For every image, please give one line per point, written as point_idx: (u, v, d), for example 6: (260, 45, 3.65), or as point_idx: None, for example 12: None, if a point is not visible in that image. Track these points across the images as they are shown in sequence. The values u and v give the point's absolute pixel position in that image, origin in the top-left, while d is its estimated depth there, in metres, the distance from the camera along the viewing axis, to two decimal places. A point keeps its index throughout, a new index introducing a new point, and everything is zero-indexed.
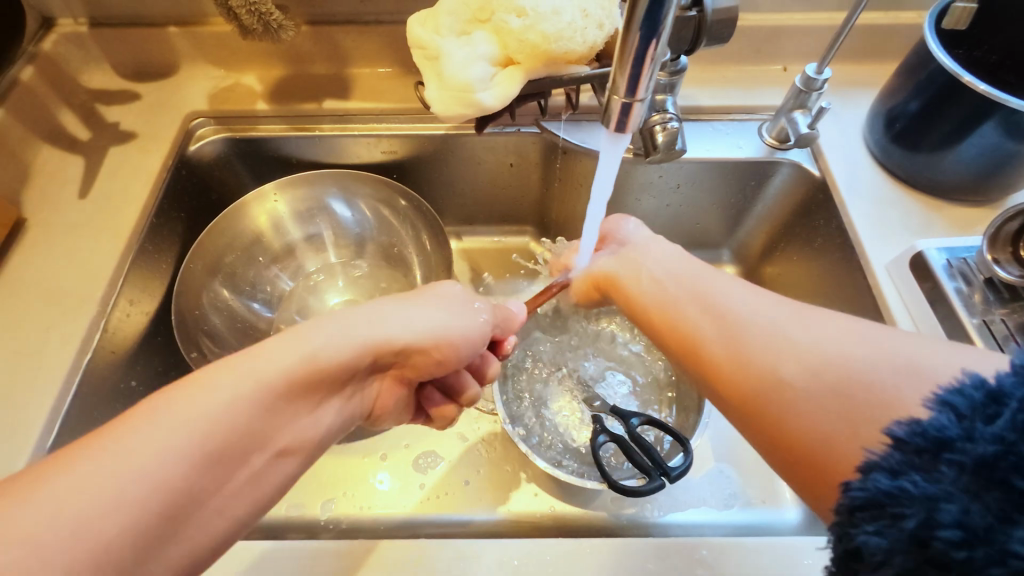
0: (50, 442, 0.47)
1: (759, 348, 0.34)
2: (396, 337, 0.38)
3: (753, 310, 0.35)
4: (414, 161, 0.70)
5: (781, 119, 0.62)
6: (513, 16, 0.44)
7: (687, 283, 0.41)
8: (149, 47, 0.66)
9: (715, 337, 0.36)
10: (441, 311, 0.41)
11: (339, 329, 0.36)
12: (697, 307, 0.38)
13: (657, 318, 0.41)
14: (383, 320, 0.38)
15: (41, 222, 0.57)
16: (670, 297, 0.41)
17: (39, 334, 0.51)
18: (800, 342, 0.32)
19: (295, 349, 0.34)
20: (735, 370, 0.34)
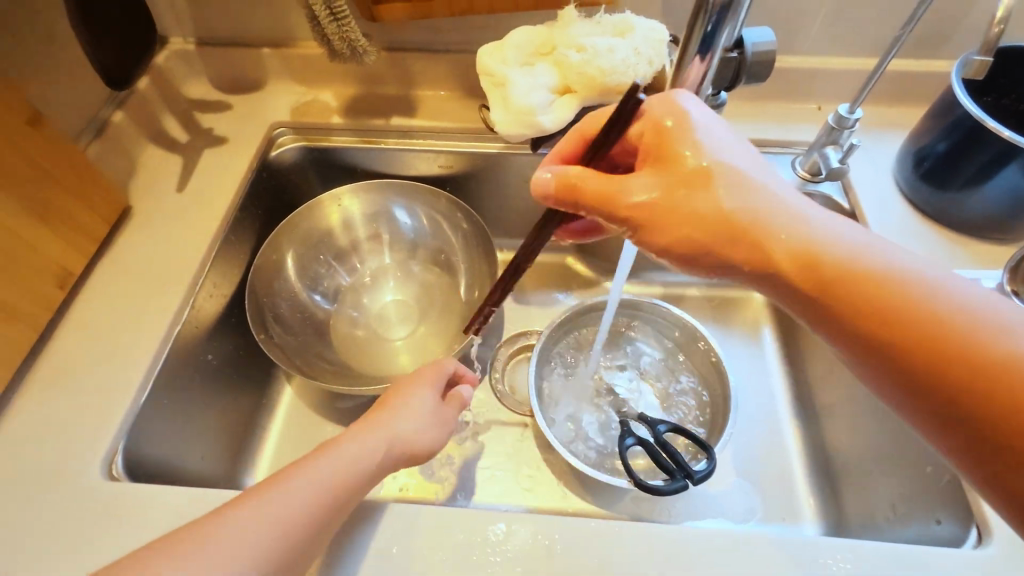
0: (143, 398, 0.53)
1: (973, 323, 0.31)
2: (421, 428, 0.46)
3: (952, 300, 0.32)
4: (468, 176, 0.77)
5: (813, 153, 0.66)
6: (573, 52, 0.50)
7: (897, 258, 0.34)
8: (243, 64, 0.75)
9: (938, 314, 0.32)
10: (419, 411, 0.47)
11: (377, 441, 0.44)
12: (921, 287, 0.33)
13: (854, 283, 0.34)
14: (390, 425, 0.45)
15: (142, 210, 0.65)
16: (860, 271, 0.34)
17: (139, 306, 0.58)
18: (952, 294, 0.32)
19: (337, 467, 0.41)
20: (934, 331, 0.31)
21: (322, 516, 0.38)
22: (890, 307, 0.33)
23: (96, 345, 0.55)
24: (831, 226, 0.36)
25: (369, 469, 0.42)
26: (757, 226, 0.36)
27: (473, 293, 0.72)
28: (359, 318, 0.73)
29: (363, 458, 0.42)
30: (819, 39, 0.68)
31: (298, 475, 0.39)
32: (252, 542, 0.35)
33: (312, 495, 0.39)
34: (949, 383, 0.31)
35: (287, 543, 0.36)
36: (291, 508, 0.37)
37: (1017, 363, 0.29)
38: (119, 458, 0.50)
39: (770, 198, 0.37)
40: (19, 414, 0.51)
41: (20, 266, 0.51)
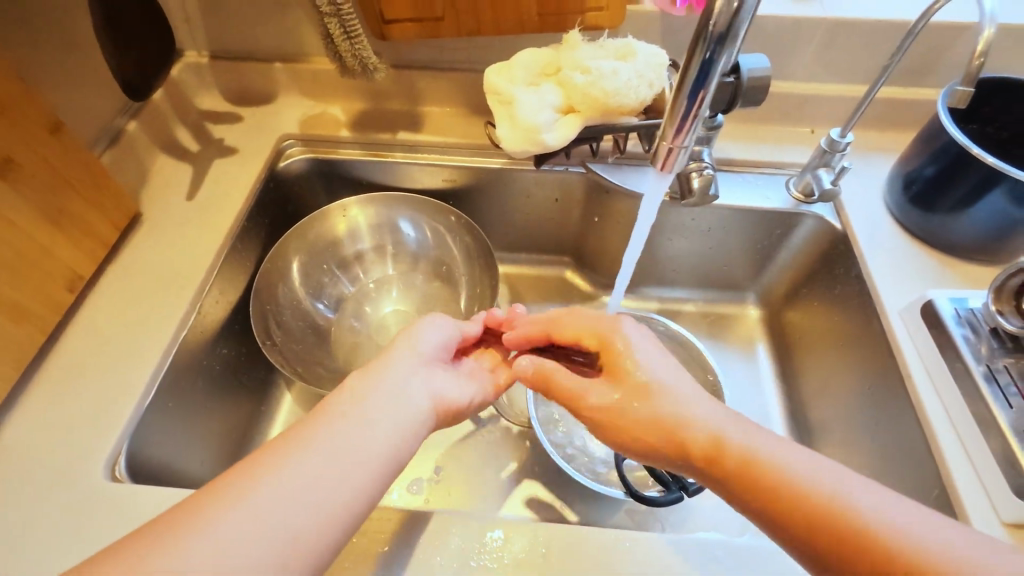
0: (149, 400, 0.54)
1: (850, 505, 0.34)
2: (421, 367, 0.47)
3: (828, 485, 0.35)
4: (471, 190, 0.78)
5: (806, 175, 0.68)
6: (578, 73, 0.52)
7: (774, 446, 0.38)
8: (255, 77, 0.77)
9: (854, 527, 0.33)
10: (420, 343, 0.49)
11: (374, 381, 0.43)
12: (799, 473, 0.36)
13: (740, 474, 0.37)
14: (400, 361, 0.46)
15: (152, 216, 0.66)
16: (749, 455, 0.37)
17: (145, 311, 0.59)
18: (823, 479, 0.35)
19: (353, 411, 0.40)
20: (810, 514, 0.34)
21: (360, 445, 0.39)
22: (780, 496, 0.36)
23: (103, 347, 0.56)
24: (733, 425, 0.40)
25: (380, 400, 0.42)
26: (670, 427, 0.41)
27: (474, 305, 0.74)
28: (362, 327, 0.74)
29: (371, 395, 0.42)
30: (813, 66, 0.70)
31: (311, 427, 0.39)
32: (294, 485, 0.35)
33: (340, 436, 0.38)
34: (835, 565, 0.33)
35: (335, 473, 0.37)
36: (322, 448, 0.37)
37: (896, 555, 0.31)
38: (122, 460, 0.50)
39: (671, 402, 0.42)
40: (27, 413, 0.52)
41: (34, 268, 0.52)
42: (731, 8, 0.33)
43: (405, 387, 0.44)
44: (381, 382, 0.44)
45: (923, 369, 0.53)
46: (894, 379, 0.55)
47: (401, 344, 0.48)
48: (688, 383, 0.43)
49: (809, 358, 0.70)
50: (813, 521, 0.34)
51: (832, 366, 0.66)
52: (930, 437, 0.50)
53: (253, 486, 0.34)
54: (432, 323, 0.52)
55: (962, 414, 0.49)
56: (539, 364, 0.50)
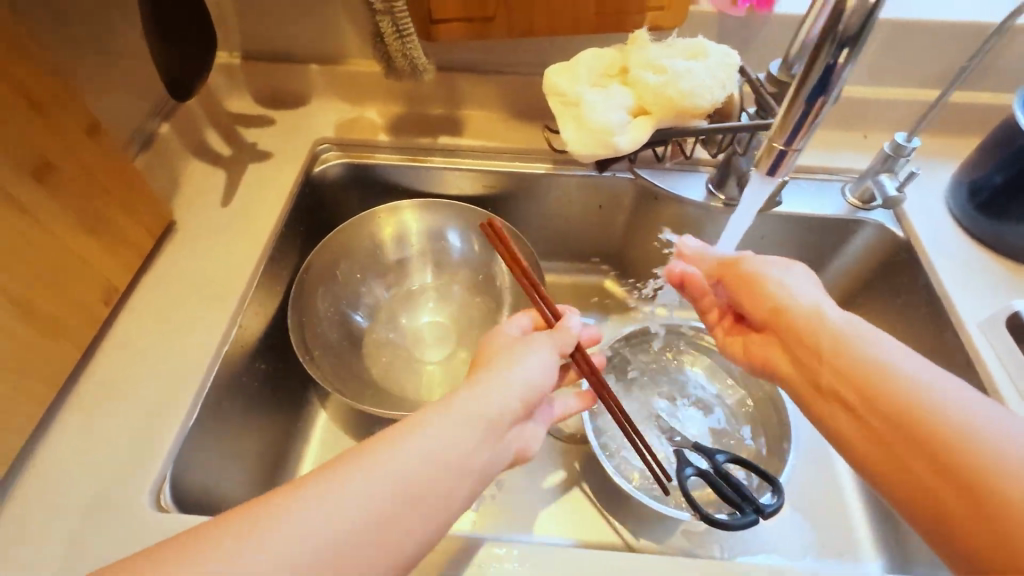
0: (192, 420, 0.51)
1: (982, 438, 0.33)
2: (517, 399, 0.39)
3: (956, 415, 0.34)
4: (512, 197, 0.76)
5: (866, 181, 0.66)
6: (649, 74, 0.50)
7: (919, 370, 0.37)
8: (289, 79, 0.74)
9: (972, 452, 0.32)
10: (527, 368, 0.41)
11: (461, 405, 0.37)
12: (927, 399, 0.35)
13: (863, 382, 0.38)
14: (504, 385, 0.39)
15: (186, 224, 0.63)
16: (877, 369, 0.38)
17: (183, 324, 0.56)
18: (966, 413, 0.34)
19: (423, 441, 0.34)
20: (930, 436, 0.34)
21: (416, 492, 0.32)
22: (904, 414, 0.36)
23: (141, 364, 0.53)
24: (883, 342, 0.40)
25: (455, 437, 0.35)
26: (801, 326, 0.43)
27: (518, 316, 0.71)
28: (400, 339, 0.71)
29: (451, 425, 0.35)
30: (870, 69, 0.68)
31: (374, 449, 0.33)
32: (331, 522, 0.29)
33: (400, 473, 0.32)
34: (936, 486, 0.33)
35: (382, 520, 0.31)
36: (376, 484, 0.31)
37: (1016, 492, 0.30)
38: (166, 488, 0.47)
39: (807, 308, 0.44)
40: (63, 436, 0.49)
41: (70, 281, 0.48)
42: (864, 10, 0.32)
43: (497, 430, 0.37)
44: (469, 409, 0.37)
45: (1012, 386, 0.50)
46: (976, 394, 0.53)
47: (512, 360, 0.41)
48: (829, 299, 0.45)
49: None
50: (932, 443, 0.34)
51: None
52: None
53: (292, 511, 0.29)
54: (535, 346, 0.44)
55: None
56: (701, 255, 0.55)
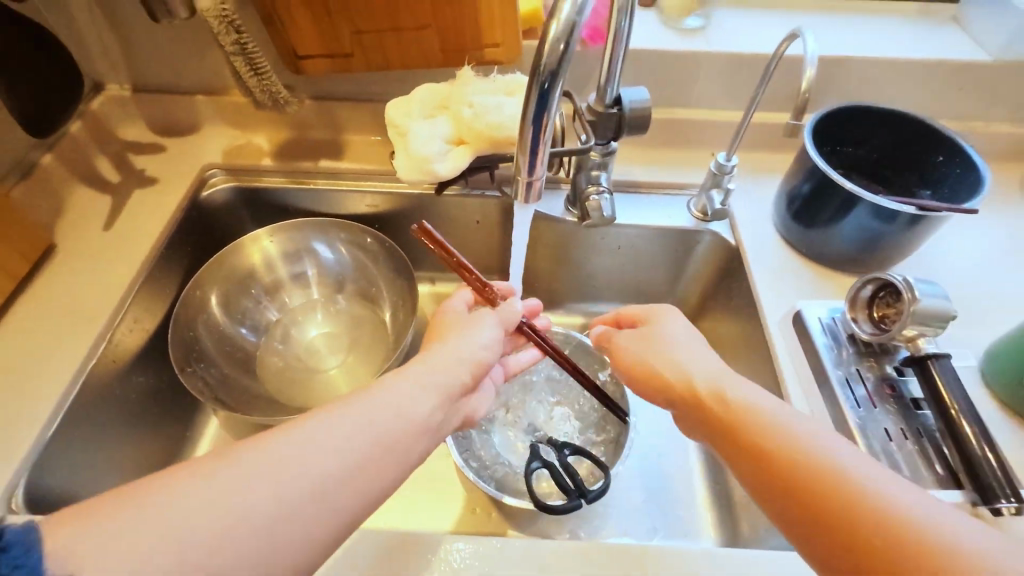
0: (49, 433, 0.54)
1: (797, 442, 0.37)
2: (469, 362, 0.48)
3: (778, 426, 0.39)
4: (393, 215, 0.81)
5: (703, 195, 0.73)
6: (466, 108, 0.56)
7: (752, 393, 0.42)
8: (178, 108, 0.79)
9: (794, 459, 0.37)
10: (476, 342, 0.50)
11: (427, 368, 0.45)
12: (758, 417, 0.40)
13: (710, 411, 0.43)
14: (452, 359, 0.47)
15: (68, 247, 0.67)
16: (718, 397, 0.43)
17: (54, 341, 0.60)
18: (786, 424, 0.39)
19: (394, 393, 0.41)
20: (762, 451, 0.38)
21: (387, 433, 0.39)
22: (741, 433, 0.40)
23: (8, 380, 0.57)
24: (717, 373, 0.45)
25: (418, 394, 0.43)
26: (657, 373, 0.49)
27: (395, 325, 0.76)
28: (286, 350, 0.76)
29: (417, 384, 0.43)
30: (706, 94, 0.76)
31: (353, 398, 0.40)
32: (314, 461, 0.35)
33: (374, 416, 0.39)
34: (775, 499, 0.37)
35: (360, 455, 0.37)
36: (354, 425, 0.38)
37: (832, 491, 0.34)
38: (20, 493, 0.51)
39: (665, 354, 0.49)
40: None
41: None
42: (559, 49, 0.37)
43: (445, 399, 0.44)
44: (431, 375, 0.45)
45: (795, 376, 0.56)
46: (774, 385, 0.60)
47: (460, 337, 0.50)
48: (684, 336, 0.51)
49: None
50: (767, 458, 0.38)
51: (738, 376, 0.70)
52: None
53: (279, 448, 0.35)
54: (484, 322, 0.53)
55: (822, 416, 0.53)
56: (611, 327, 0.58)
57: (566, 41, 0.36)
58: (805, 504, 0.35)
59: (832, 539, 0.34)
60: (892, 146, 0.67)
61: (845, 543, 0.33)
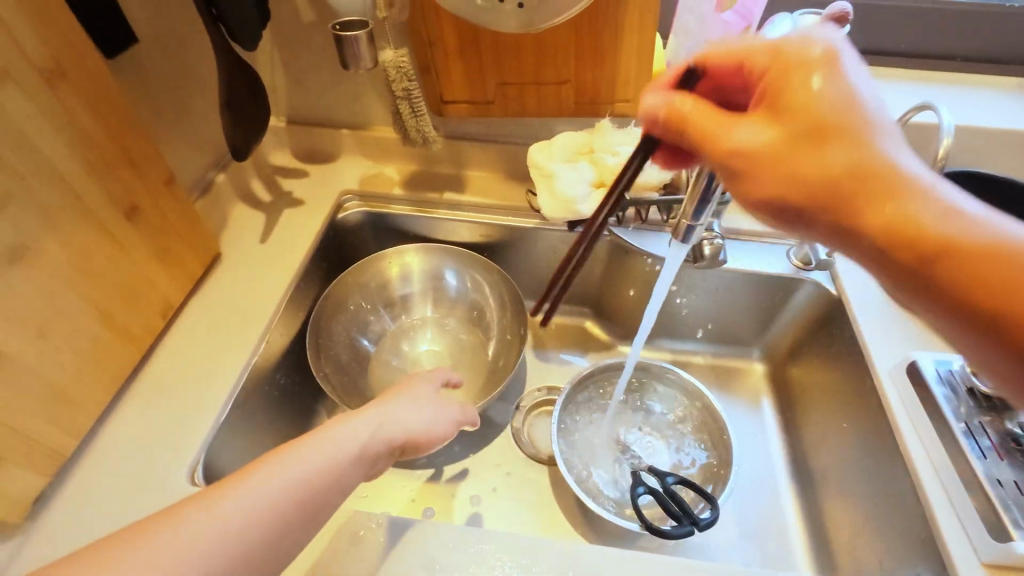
0: (223, 418, 0.61)
1: (924, 200, 0.32)
2: (404, 432, 0.50)
3: (903, 155, 0.34)
4: (504, 244, 0.88)
5: (804, 246, 0.78)
6: (610, 156, 0.64)
7: (864, 113, 0.35)
8: (324, 140, 0.90)
9: (920, 215, 0.32)
10: (413, 407, 0.52)
11: (368, 428, 0.48)
12: (889, 177, 0.33)
13: (829, 173, 0.34)
14: (380, 417, 0.50)
15: (232, 256, 0.76)
16: (844, 152, 0.34)
17: (224, 338, 0.68)
18: (916, 188, 0.33)
19: (325, 452, 0.45)
20: (894, 209, 0.33)
21: (304, 492, 0.42)
22: (871, 206, 0.33)
23: (187, 369, 0.65)
24: (853, 97, 0.35)
25: (345, 460, 0.45)
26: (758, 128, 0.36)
27: (501, 350, 0.83)
28: (401, 362, 0.82)
29: (346, 447, 0.46)
30: None
31: (286, 456, 0.43)
32: (240, 518, 0.39)
33: (298, 476, 0.43)
34: (904, 240, 0.32)
35: (280, 513, 0.41)
36: (276, 489, 0.41)
37: (966, 242, 0.31)
38: (199, 470, 0.57)
39: (775, 104, 0.36)
40: (120, 425, 0.60)
41: (138, 298, 0.61)
42: (741, 118, 0.43)
43: (363, 448, 0.47)
44: (346, 436, 0.46)
45: (912, 426, 0.60)
46: (888, 433, 0.63)
47: (393, 397, 0.53)
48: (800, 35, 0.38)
49: (815, 413, 0.78)
50: (909, 208, 0.33)
51: (835, 424, 0.74)
52: (916, 485, 0.57)
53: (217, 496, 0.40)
54: (417, 387, 0.55)
55: (946, 465, 0.57)
56: (673, 99, 0.39)
57: (748, 113, 0.43)
58: (944, 249, 0.32)
59: (968, 250, 0.31)
60: (998, 209, 0.70)
61: (981, 282, 0.31)
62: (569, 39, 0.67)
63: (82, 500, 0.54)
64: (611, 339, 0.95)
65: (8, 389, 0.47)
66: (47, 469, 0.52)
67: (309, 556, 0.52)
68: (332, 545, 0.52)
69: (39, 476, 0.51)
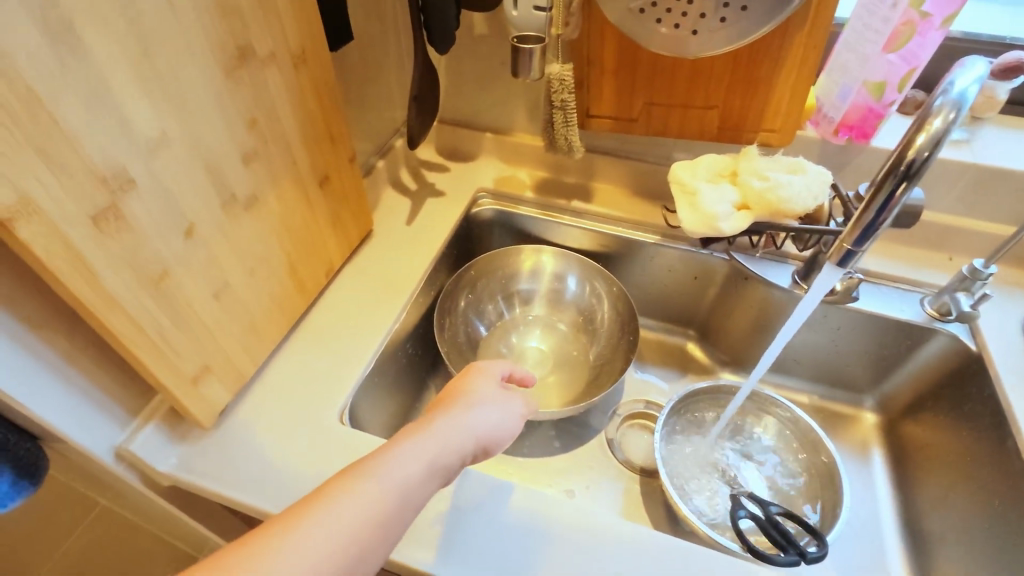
0: (366, 373, 0.69)
1: None
2: (476, 438, 0.50)
3: None
4: (621, 256, 0.92)
5: (943, 295, 0.75)
6: (755, 180, 0.66)
7: None
8: (467, 140, 0.98)
9: None
10: (485, 411, 0.53)
11: (446, 436, 0.48)
12: None
13: None
14: (456, 424, 0.49)
15: (380, 233, 0.85)
16: None
17: (371, 303, 0.76)
18: None
19: (402, 468, 0.43)
20: None
21: (390, 508, 0.41)
22: None
23: (340, 325, 0.73)
24: None
25: (423, 473, 0.44)
26: None
27: (607, 357, 0.86)
28: (512, 353, 0.87)
29: (423, 459, 0.45)
30: (958, 202, 0.78)
31: (363, 474, 0.42)
32: (331, 545, 0.38)
33: (385, 490, 0.42)
34: None
35: (373, 526, 0.40)
36: (362, 510, 0.40)
37: None
38: (348, 416, 0.64)
39: None
40: (281, 363, 0.68)
41: (314, 255, 0.69)
42: (922, 156, 0.45)
43: (446, 456, 0.46)
44: (427, 443, 0.46)
45: None
46: None
47: (463, 400, 0.53)
48: None
49: (936, 472, 0.75)
50: None
51: (961, 486, 0.70)
52: None
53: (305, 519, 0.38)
54: (484, 391, 0.55)
55: None
56: None
57: (930, 150, 0.45)
58: None
59: None
60: None
61: None
62: (726, 69, 0.71)
63: (250, 420, 0.62)
64: (712, 364, 0.95)
65: (224, 311, 0.56)
66: (233, 386, 0.60)
67: (439, 506, 0.58)
68: (458, 502, 0.58)
69: (228, 391, 0.60)
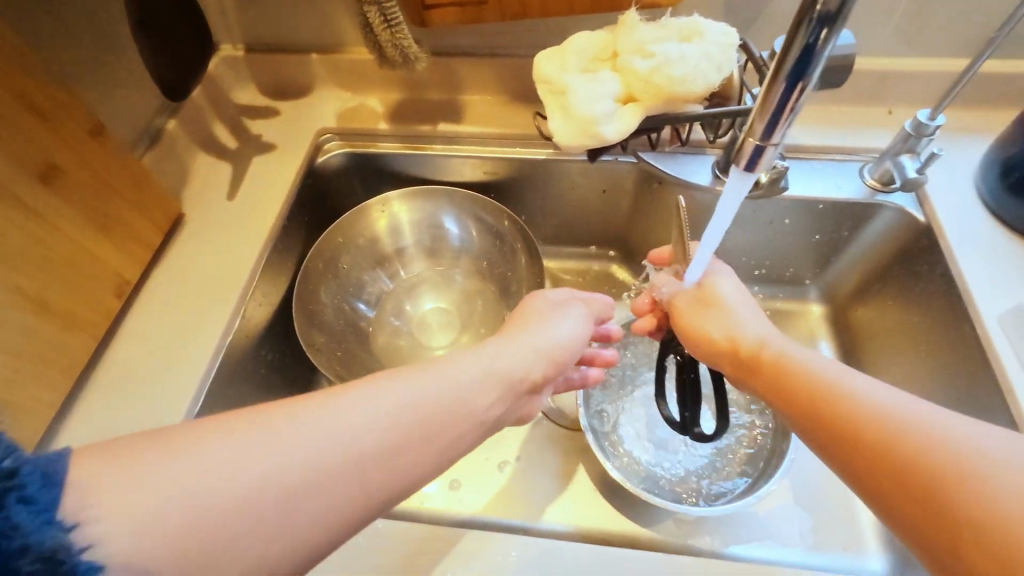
0: (196, 411, 0.53)
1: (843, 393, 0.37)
2: (546, 351, 0.46)
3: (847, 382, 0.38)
4: (513, 181, 0.75)
5: (886, 161, 0.63)
6: (639, 58, 0.49)
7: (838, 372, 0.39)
8: (292, 69, 0.75)
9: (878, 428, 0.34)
10: (553, 326, 0.48)
11: (513, 353, 0.43)
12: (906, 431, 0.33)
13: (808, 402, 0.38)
14: (526, 337, 0.45)
15: (195, 217, 0.66)
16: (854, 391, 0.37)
17: (193, 314, 0.59)
18: (879, 406, 0.35)
19: (456, 375, 0.38)
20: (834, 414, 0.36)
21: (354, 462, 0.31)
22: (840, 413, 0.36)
23: (153, 354, 0.56)
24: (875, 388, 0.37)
25: (480, 380, 0.39)
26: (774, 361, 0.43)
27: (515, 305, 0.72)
28: (403, 325, 0.73)
29: (478, 366, 0.40)
30: (894, 41, 0.63)
31: (353, 393, 0.34)
32: (262, 472, 0.29)
33: (380, 415, 0.33)
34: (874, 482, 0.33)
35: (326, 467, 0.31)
36: (329, 434, 0.31)
37: (880, 421, 0.34)
38: None
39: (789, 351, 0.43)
40: (78, 424, 0.52)
41: (81, 279, 0.51)
42: None
43: (510, 371, 0.42)
44: (487, 362, 0.41)
45: None
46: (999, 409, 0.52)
47: (525, 319, 0.49)
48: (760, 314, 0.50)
49: (885, 362, 0.67)
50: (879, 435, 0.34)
51: (916, 378, 0.62)
52: None
53: (236, 440, 0.29)
54: (552, 310, 0.50)
55: None
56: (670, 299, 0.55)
57: None
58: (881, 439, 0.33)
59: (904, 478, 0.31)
60: None
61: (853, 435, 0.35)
62: None
63: None
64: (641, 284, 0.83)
65: None
66: None
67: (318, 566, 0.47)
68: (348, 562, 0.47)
69: None
